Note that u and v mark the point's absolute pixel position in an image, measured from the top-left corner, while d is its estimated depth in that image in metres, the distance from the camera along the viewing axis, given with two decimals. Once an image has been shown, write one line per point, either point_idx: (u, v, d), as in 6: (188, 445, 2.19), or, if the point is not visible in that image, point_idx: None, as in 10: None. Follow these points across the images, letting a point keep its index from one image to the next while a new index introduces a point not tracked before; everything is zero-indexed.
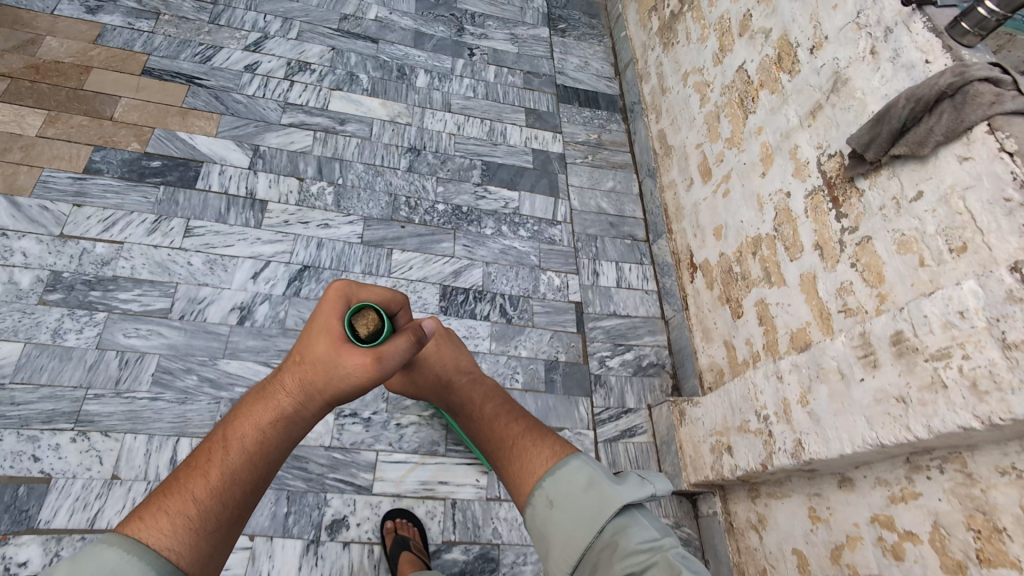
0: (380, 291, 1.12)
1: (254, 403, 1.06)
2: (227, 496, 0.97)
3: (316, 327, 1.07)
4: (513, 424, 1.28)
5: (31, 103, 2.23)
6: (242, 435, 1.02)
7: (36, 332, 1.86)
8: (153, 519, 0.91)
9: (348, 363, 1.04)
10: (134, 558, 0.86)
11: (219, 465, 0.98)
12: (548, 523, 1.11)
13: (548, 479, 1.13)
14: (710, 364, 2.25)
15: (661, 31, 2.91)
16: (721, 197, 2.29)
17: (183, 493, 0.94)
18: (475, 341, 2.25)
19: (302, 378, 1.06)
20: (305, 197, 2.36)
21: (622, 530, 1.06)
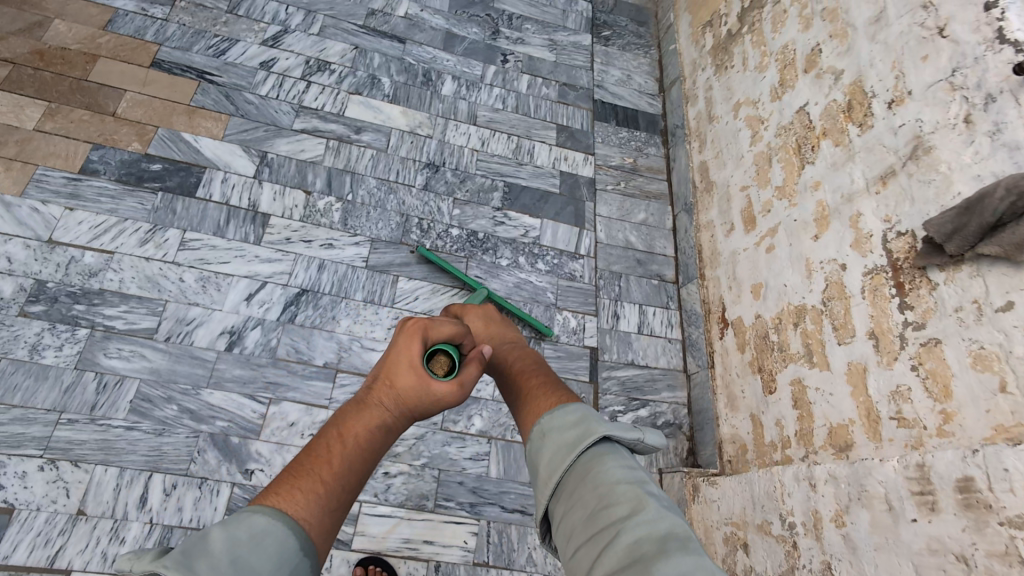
0: (451, 324, 1.02)
1: (355, 408, 0.83)
2: (349, 487, 0.75)
3: (401, 354, 0.91)
4: (531, 375, 1.01)
5: (32, 92, 2.12)
6: (357, 433, 0.79)
7: (13, 347, 1.75)
8: (290, 499, 0.70)
9: (447, 387, 0.89)
10: (281, 527, 0.67)
11: (341, 453, 0.76)
12: (536, 456, 0.86)
13: (545, 415, 0.88)
14: (731, 435, 2.02)
15: (715, 50, 2.64)
16: (764, 252, 2.05)
17: (317, 472, 0.73)
18: (478, 385, 2.07)
19: (399, 395, 0.86)
20: (310, 212, 2.20)
21: (602, 462, 0.79)
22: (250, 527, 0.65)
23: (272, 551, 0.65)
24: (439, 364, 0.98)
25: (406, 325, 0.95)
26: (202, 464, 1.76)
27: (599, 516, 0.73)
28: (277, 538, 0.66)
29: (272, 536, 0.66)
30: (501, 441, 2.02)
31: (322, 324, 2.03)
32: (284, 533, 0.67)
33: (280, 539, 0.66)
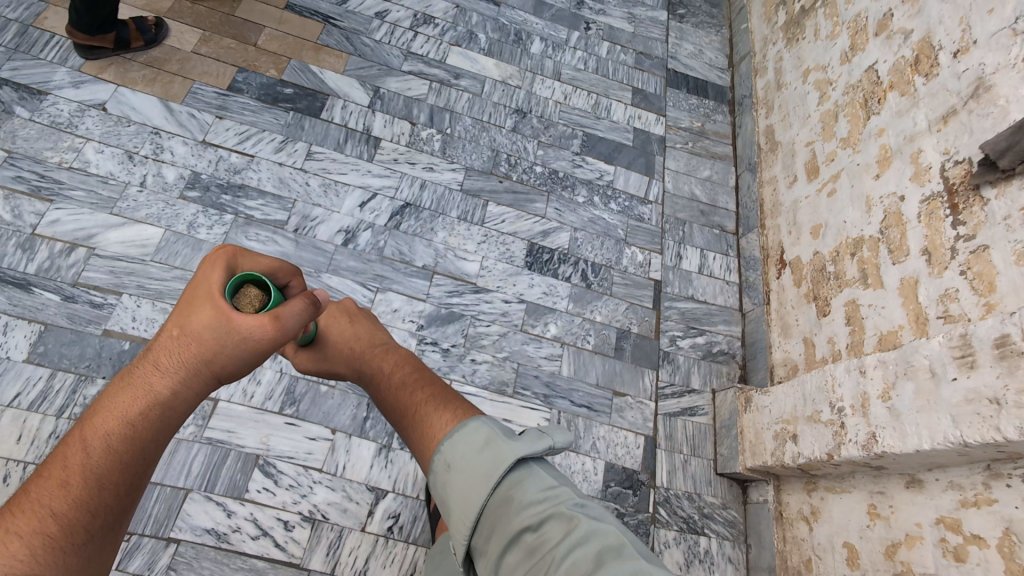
0: (263, 261, 1.08)
1: (115, 393, 0.83)
2: (95, 505, 0.80)
3: (195, 292, 0.93)
4: (419, 390, 1.21)
5: (190, 21, 2.48)
6: (107, 431, 0.81)
7: (175, 222, 2.08)
8: (0, 546, 0.71)
9: (250, 320, 0.90)
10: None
11: (80, 464, 0.79)
12: (448, 487, 1.05)
13: (445, 443, 1.07)
14: (784, 359, 2.22)
15: (787, 26, 2.85)
16: (825, 197, 2.24)
17: (46, 505, 0.76)
18: (554, 298, 2.33)
19: (182, 350, 0.88)
20: (415, 140, 2.50)
21: (519, 487, 1.01)
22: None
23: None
24: (246, 297, 1.03)
25: (209, 256, 0.99)
26: None
27: (533, 545, 0.95)
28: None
29: None
30: (573, 347, 2.27)
31: (423, 233, 2.32)
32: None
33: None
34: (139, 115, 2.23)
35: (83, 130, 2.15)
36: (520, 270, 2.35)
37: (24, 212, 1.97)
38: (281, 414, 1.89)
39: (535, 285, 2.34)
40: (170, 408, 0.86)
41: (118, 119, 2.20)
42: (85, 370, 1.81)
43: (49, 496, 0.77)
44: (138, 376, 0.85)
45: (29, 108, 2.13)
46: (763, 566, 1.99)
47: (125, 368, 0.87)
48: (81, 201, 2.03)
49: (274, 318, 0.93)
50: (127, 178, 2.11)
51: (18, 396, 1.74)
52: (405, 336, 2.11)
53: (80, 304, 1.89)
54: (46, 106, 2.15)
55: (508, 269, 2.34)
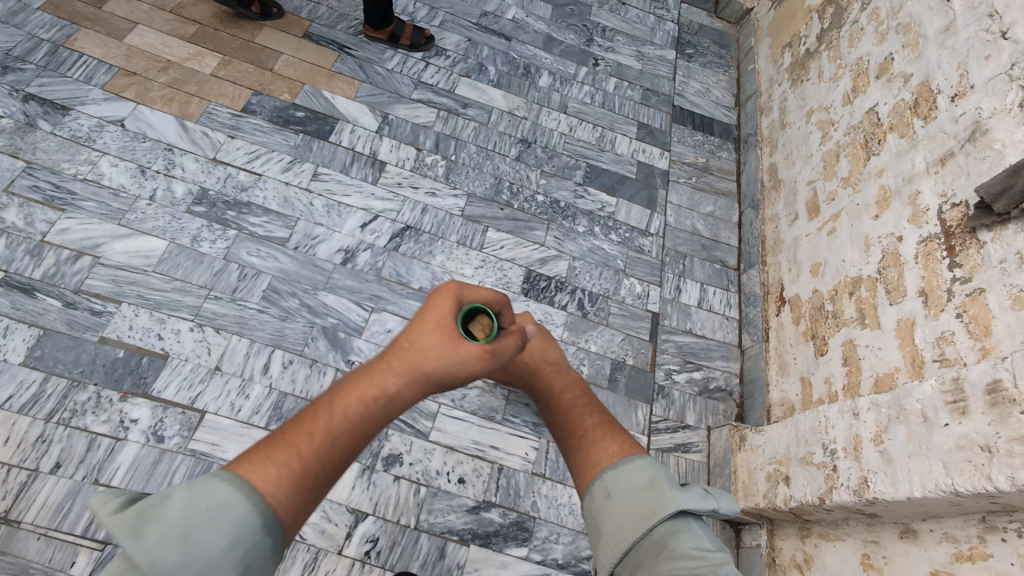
0: (485, 292, 1.18)
1: (357, 380, 1.05)
2: (326, 462, 0.97)
3: (428, 318, 1.11)
4: (588, 416, 1.36)
5: (211, 46, 2.59)
6: (346, 407, 1.01)
7: (179, 235, 2.13)
8: (263, 465, 0.93)
9: (468, 349, 1.07)
10: (236, 501, 0.89)
11: (322, 425, 0.99)
12: (603, 512, 1.12)
13: (608, 472, 1.16)
14: (781, 399, 2.17)
15: (792, 67, 2.88)
16: (825, 235, 2.23)
17: (290, 447, 0.95)
18: (549, 326, 2.33)
19: (411, 362, 1.07)
20: (419, 165, 2.56)
21: (674, 531, 1.04)
22: (202, 492, 0.89)
23: (230, 518, 0.88)
24: (477, 325, 1.19)
25: (439, 287, 1.15)
26: (314, 350, 2.05)
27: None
28: (231, 513, 0.88)
29: (230, 510, 0.88)
30: None
31: (421, 256, 2.34)
32: (237, 511, 0.89)
33: (232, 515, 0.88)
34: (155, 131, 2.32)
35: (100, 144, 2.23)
36: (516, 297, 2.35)
37: (36, 220, 2.03)
38: (266, 429, 1.89)
39: (531, 312, 2.34)
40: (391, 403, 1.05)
41: (135, 135, 2.29)
42: (78, 376, 1.83)
43: (298, 446, 0.96)
44: (377, 372, 1.06)
45: (52, 122, 2.23)
46: None
47: (365, 365, 1.08)
48: (91, 212, 2.10)
49: (488, 350, 1.08)
50: (137, 191, 2.18)
51: (10, 398, 1.77)
52: None
53: (80, 310, 1.93)
54: (68, 120, 2.25)
55: (504, 295, 2.34)
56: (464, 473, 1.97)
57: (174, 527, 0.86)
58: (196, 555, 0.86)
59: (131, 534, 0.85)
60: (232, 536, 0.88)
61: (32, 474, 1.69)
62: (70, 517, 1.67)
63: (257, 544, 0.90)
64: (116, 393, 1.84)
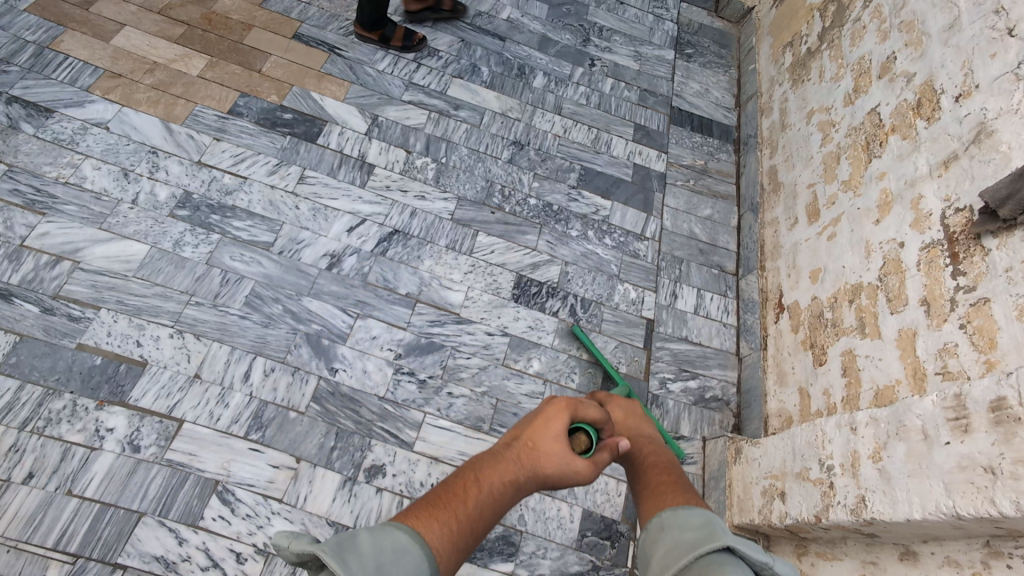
0: (596, 411, 1.13)
1: (493, 460, 0.97)
2: (473, 534, 0.87)
3: (551, 425, 1.05)
4: (661, 473, 1.09)
5: (199, 47, 2.56)
6: (493, 480, 0.93)
7: (161, 239, 2.09)
8: (429, 521, 0.83)
9: (584, 465, 1.03)
10: (417, 548, 0.79)
11: (476, 496, 0.90)
12: (653, 549, 0.91)
13: (667, 511, 0.95)
14: (778, 409, 2.10)
15: (793, 67, 2.80)
16: (825, 241, 2.15)
17: (452, 507, 0.87)
18: (539, 333, 2.27)
19: (535, 456, 1.01)
20: (409, 168, 2.51)
21: (723, 568, 0.78)
22: (386, 529, 0.79)
23: (410, 561, 0.77)
24: (577, 441, 1.12)
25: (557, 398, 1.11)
26: (297, 357, 2.00)
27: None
28: (415, 554, 0.78)
29: (408, 557, 0.77)
30: (556, 384, 2.18)
31: (409, 260, 2.29)
32: (416, 556, 0.78)
33: (417, 554, 0.78)
34: (140, 134, 2.28)
35: (84, 147, 2.20)
36: (506, 303, 2.30)
37: (16, 224, 2.00)
38: (245, 439, 1.83)
39: (521, 318, 2.28)
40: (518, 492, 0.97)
41: (119, 138, 2.25)
42: (53, 383, 1.78)
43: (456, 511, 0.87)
44: (513, 453, 1.00)
45: (35, 125, 2.20)
46: None
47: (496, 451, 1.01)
48: (72, 216, 2.06)
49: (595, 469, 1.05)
50: (120, 195, 2.14)
51: None
52: (382, 365, 2.06)
53: (58, 316, 1.88)
54: (51, 123, 2.22)
55: (493, 301, 2.29)
56: None
57: (368, 563, 0.74)
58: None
59: (338, 561, 0.72)
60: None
61: (3, 484, 1.63)
62: (41, 529, 1.60)
63: None
64: (92, 401, 1.78)
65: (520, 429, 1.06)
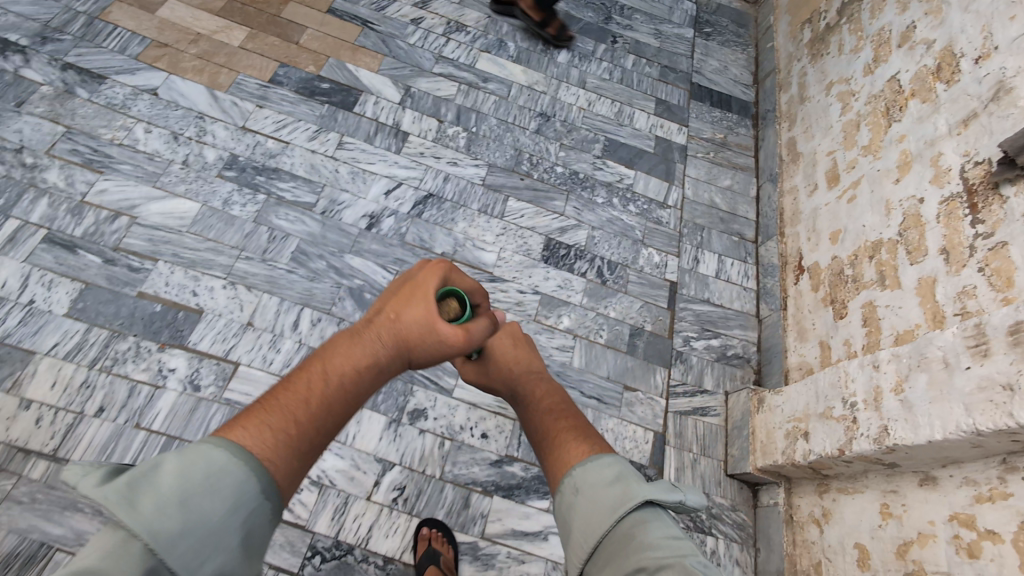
0: (467, 280, 1.27)
1: (344, 350, 1.04)
2: (317, 427, 0.95)
3: (415, 293, 1.15)
4: (562, 419, 1.27)
5: (239, 20, 2.66)
6: (339, 372, 1.00)
7: (211, 198, 2.20)
8: (259, 430, 0.89)
9: (447, 330, 1.11)
10: (239, 466, 0.83)
11: (318, 391, 0.97)
12: (571, 508, 1.06)
13: (576, 468, 1.10)
14: (799, 363, 2.19)
15: (812, 42, 2.86)
16: (845, 203, 2.24)
17: (286, 412, 0.92)
18: (569, 292, 2.37)
19: (397, 333, 1.09)
20: (441, 136, 2.60)
21: (645, 526, 0.97)
22: (198, 454, 0.82)
23: (228, 483, 0.81)
24: (449, 306, 1.23)
25: (431, 264, 1.21)
26: (341, 309, 2.11)
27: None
28: (235, 473, 0.82)
29: (227, 478, 0.81)
30: (585, 339, 2.28)
31: (443, 223, 2.39)
32: (236, 475, 0.82)
33: (238, 474, 0.82)
34: (187, 100, 2.39)
35: (135, 111, 2.30)
36: (536, 263, 2.39)
37: (77, 181, 2.11)
38: None
39: (551, 278, 2.38)
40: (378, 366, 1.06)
41: (168, 103, 2.36)
42: (118, 327, 1.90)
43: (296, 407, 0.93)
44: (369, 339, 1.07)
45: (89, 90, 2.31)
46: (772, 570, 1.92)
47: (354, 332, 1.08)
48: (127, 174, 2.17)
49: (462, 334, 1.13)
50: (171, 156, 2.25)
51: (55, 346, 1.84)
52: None
53: (119, 266, 1.99)
54: (104, 88, 2.32)
55: (525, 261, 2.39)
56: (487, 428, 2.02)
57: (170, 497, 0.77)
58: (195, 531, 0.76)
59: (126, 508, 0.74)
60: (230, 506, 0.80)
61: (77, 416, 1.76)
62: (115, 456, 1.73)
63: (257, 512, 0.84)
64: (155, 343, 1.90)
65: (384, 304, 1.15)
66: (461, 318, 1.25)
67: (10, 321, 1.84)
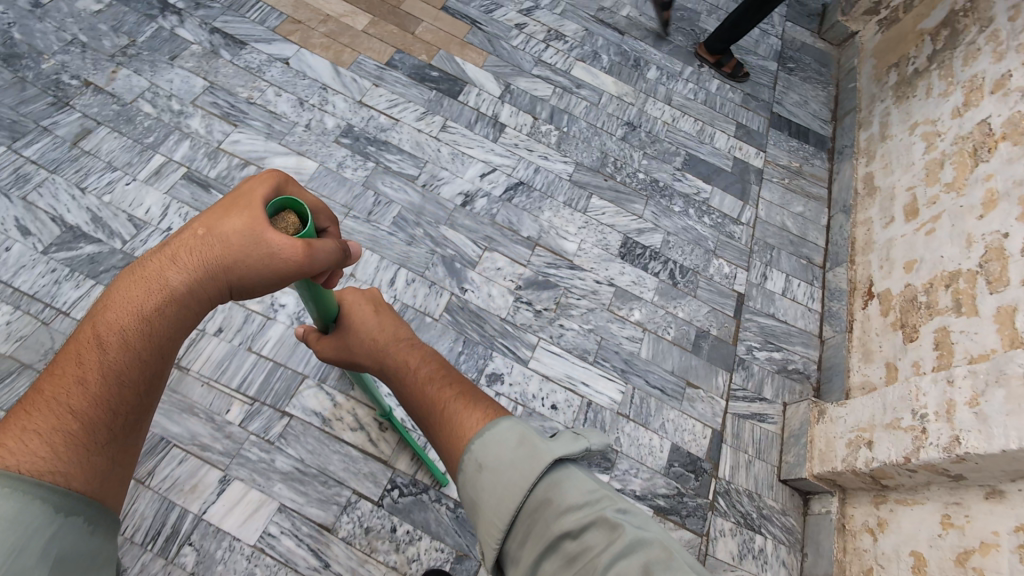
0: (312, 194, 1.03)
1: (105, 313, 0.91)
2: (105, 408, 0.86)
3: (238, 201, 0.95)
4: (446, 388, 1.20)
5: (364, 7, 2.90)
6: (112, 335, 0.89)
7: (328, 160, 2.41)
8: (26, 437, 0.79)
9: (277, 240, 0.91)
10: (4, 493, 0.74)
11: (95, 368, 0.87)
12: (477, 487, 1.01)
13: (475, 442, 1.05)
14: (862, 383, 2.26)
15: (898, 85, 2.93)
16: (923, 235, 2.31)
17: (54, 407, 0.83)
18: (641, 288, 2.48)
19: (198, 257, 0.94)
20: (535, 132, 2.78)
21: (561, 487, 0.97)
22: None
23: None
24: (285, 221, 0.96)
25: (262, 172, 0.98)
26: (434, 274, 2.27)
27: (574, 552, 0.92)
28: (3, 504, 0.73)
29: (0, 520, 0.72)
30: (653, 334, 2.40)
31: (531, 209, 2.54)
32: (8, 506, 0.73)
33: (10, 500, 0.74)
34: (314, 71, 2.62)
35: (269, 76, 2.54)
36: (613, 258, 2.52)
37: (215, 130, 2.34)
38: None
39: (626, 273, 2.51)
40: (178, 303, 0.93)
41: (296, 73, 2.59)
42: None
43: (67, 393, 0.85)
44: (153, 272, 0.93)
45: (232, 52, 2.56)
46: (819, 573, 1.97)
47: (141, 266, 0.95)
48: (259, 130, 2.40)
49: (304, 247, 0.92)
50: (296, 119, 2.47)
51: None
52: (504, 292, 2.32)
53: None
54: (244, 53, 2.57)
55: (603, 255, 2.52)
56: (557, 400, 2.15)
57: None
58: None
59: None
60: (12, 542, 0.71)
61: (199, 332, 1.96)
62: (228, 372, 1.93)
63: (70, 523, 0.79)
64: None
65: (192, 226, 0.97)
66: (306, 230, 0.97)
67: (150, 243, 2.06)
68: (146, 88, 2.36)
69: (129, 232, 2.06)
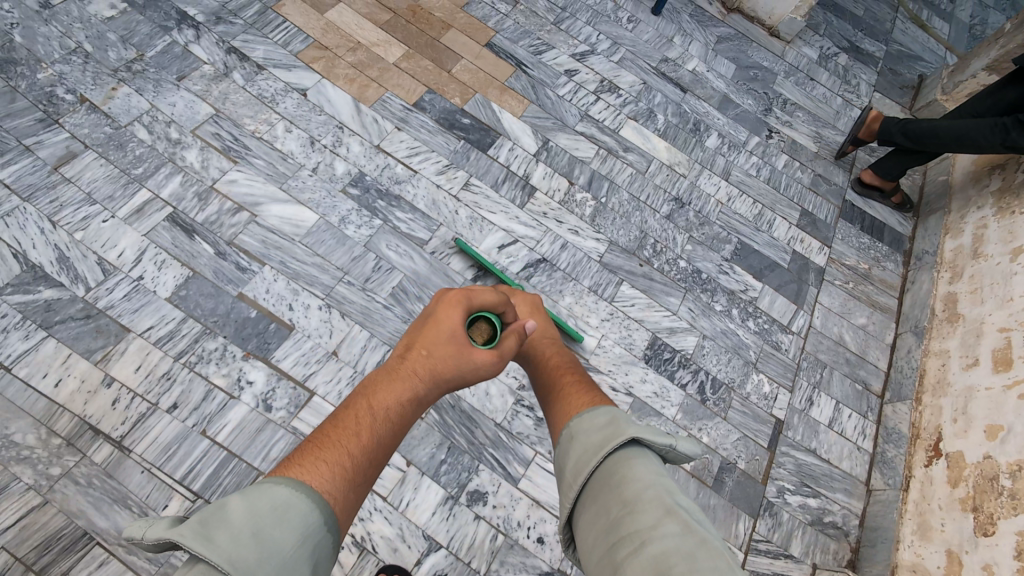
0: (491, 297, 1.21)
1: (379, 383, 1.01)
2: (367, 463, 0.91)
3: (443, 316, 1.12)
4: (569, 375, 1.30)
5: (399, 37, 2.64)
6: (384, 406, 0.97)
7: (330, 213, 2.15)
8: (313, 468, 0.84)
9: (480, 356, 1.11)
10: (303, 496, 0.79)
11: (367, 426, 0.94)
12: (567, 453, 1.05)
13: (576, 419, 1.10)
14: (913, 564, 1.88)
15: (1001, 192, 2.49)
16: (1014, 396, 1.90)
17: (337, 450, 0.88)
18: (663, 402, 2.15)
19: (428, 366, 1.06)
20: (568, 200, 2.46)
21: (631, 462, 0.94)
22: (262, 493, 0.76)
23: (298, 516, 0.76)
24: (478, 330, 1.23)
25: (449, 295, 1.15)
26: None
27: (620, 525, 0.87)
28: (302, 502, 0.78)
29: (295, 511, 0.77)
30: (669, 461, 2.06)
31: (550, 292, 2.24)
32: (304, 505, 0.78)
33: (308, 503, 0.79)
34: (332, 107, 2.37)
35: (281, 108, 2.30)
36: (636, 361, 2.20)
37: (211, 166, 2.12)
38: None
39: (648, 381, 2.18)
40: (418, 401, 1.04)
41: (313, 107, 2.35)
42: (211, 324, 1.87)
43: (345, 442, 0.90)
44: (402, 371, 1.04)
45: (246, 77, 2.33)
46: None
47: (387, 365, 1.06)
48: (259, 170, 2.16)
49: (495, 357, 1.15)
50: (303, 160, 2.23)
51: (150, 329, 1.82)
52: (504, 391, 2.00)
53: (227, 262, 1.97)
54: (260, 79, 2.34)
55: (624, 356, 2.20)
56: (545, 533, 1.84)
57: (245, 528, 0.72)
58: (274, 561, 0.71)
59: (203, 540, 0.69)
60: (301, 537, 0.75)
61: (150, 408, 1.73)
62: (174, 459, 1.69)
63: (323, 546, 0.79)
64: (240, 351, 1.85)
65: (410, 340, 1.11)
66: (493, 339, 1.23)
67: (116, 293, 1.85)
68: (145, 110, 2.15)
69: (95, 278, 1.85)
